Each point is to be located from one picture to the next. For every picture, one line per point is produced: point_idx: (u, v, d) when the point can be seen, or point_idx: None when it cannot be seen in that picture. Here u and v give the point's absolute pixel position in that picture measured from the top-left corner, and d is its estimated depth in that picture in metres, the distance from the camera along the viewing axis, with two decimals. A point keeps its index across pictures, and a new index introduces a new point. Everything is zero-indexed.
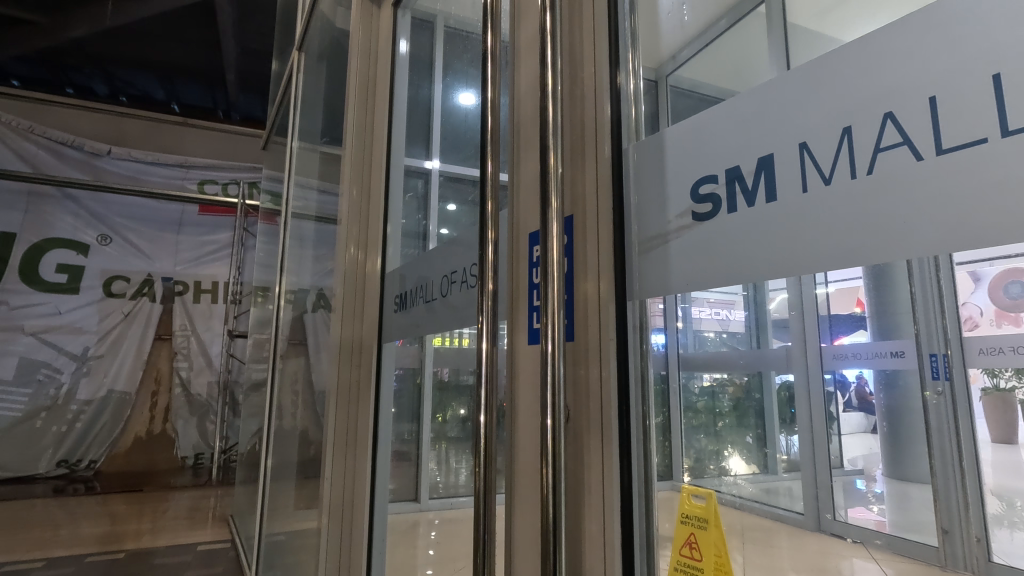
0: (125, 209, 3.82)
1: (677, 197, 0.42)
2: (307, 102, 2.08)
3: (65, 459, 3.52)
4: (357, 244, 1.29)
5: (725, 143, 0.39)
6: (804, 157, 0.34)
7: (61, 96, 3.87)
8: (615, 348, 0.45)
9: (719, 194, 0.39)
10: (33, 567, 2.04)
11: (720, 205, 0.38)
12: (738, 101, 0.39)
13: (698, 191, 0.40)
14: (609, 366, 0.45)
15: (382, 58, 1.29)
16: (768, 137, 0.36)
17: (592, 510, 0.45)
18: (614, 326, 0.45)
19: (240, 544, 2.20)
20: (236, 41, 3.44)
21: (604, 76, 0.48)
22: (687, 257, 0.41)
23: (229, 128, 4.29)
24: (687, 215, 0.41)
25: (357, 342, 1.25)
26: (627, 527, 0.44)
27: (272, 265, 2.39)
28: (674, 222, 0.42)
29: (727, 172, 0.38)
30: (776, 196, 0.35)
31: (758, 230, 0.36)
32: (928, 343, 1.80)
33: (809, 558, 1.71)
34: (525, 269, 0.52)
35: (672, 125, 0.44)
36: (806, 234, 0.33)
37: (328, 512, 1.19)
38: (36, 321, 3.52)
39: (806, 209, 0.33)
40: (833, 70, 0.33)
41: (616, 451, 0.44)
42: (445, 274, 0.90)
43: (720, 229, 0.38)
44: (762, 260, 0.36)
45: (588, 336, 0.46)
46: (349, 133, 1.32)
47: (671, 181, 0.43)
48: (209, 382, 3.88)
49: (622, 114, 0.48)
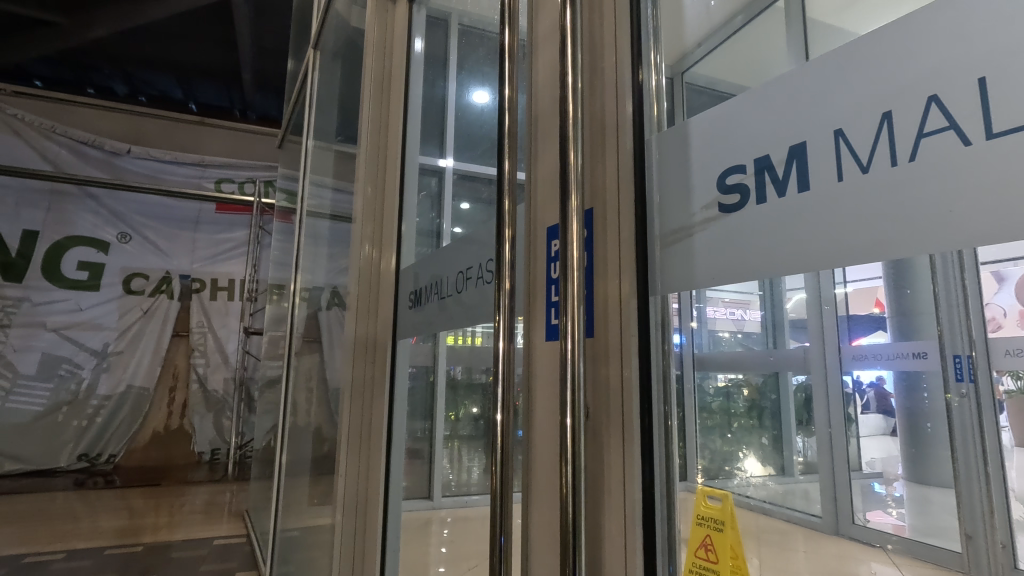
0: (145, 208, 3.88)
1: (703, 187, 0.41)
2: (322, 100, 2.09)
3: (85, 453, 3.58)
4: (371, 241, 1.28)
5: (752, 133, 0.37)
6: (838, 145, 0.32)
7: (82, 96, 3.94)
8: (636, 346, 0.44)
9: (748, 185, 0.37)
10: (55, 558, 2.08)
11: (748, 196, 0.37)
12: (768, 88, 0.37)
13: (725, 182, 0.39)
14: (630, 364, 0.44)
15: (397, 55, 1.29)
16: (801, 125, 0.34)
17: (613, 509, 0.44)
18: (637, 325, 0.44)
19: (255, 539, 2.22)
20: (252, 40, 3.47)
21: (625, 70, 0.47)
22: (711, 252, 0.39)
23: (245, 127, 4.33)
24: (713, 207, 0.40)
25: (371, 339, 1.24)
26: (648, 530, 0.42)
27: (288, 262, 2.41)
28: (698, 215, 0.41)
29: (756, 162, 0.37)
30: (808, 185, 0.33)
31: (788, 220, 0.34)
32: (952, 344, 1.75)
33: (827, 561, 1.69)
34: (543, 263, 0.51)
35: (697, 116, 0.43)
36: (838, 224, 0.32)
37: (342, 508, 1.18)
38: (58, 317, 3.58)
39: (841, 197, 0.32)
40: (870, 55, 0.32)
41: (638, 452, 0.43)
42: (460, 271, 0.89)
43: (749, 221, 0.37)
44: (795, 251, 0.34)
45: (609, 334, 0.45)
46: (365, 128, 1.30)
47: (696, 174, 0.41)
48: (225, 378, 3.92)
49: (644, 108, 0.47)
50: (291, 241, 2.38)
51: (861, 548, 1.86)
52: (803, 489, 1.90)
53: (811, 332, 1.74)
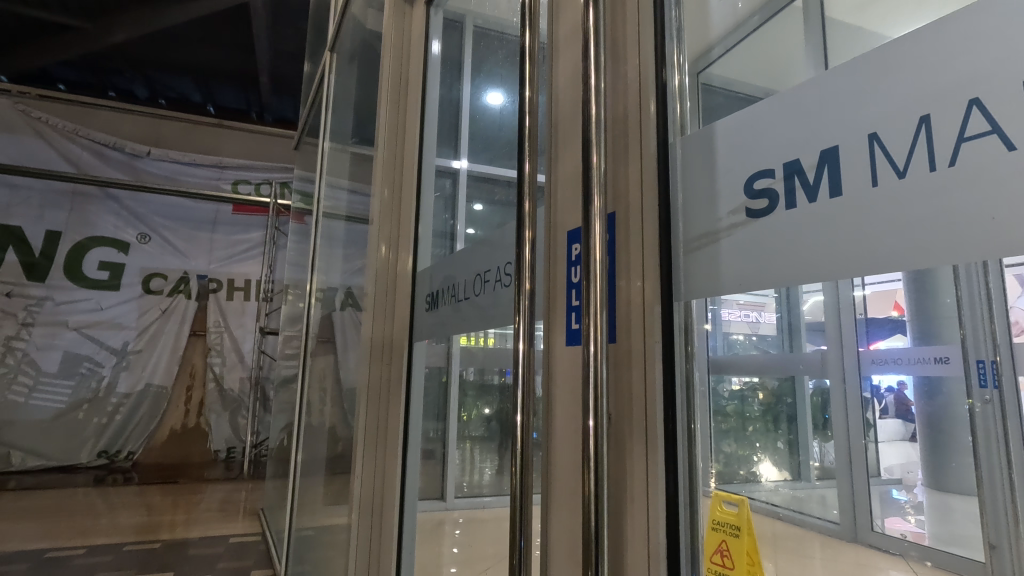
0: (164, 209, 3.94)
1: (730, 190, 0.40)
2: (338, 103, 2.11)
3: (105, 450, 3.64)
4: (388, 242, 1.29)
5: (782, 137, 0.37)
6: (873, 149, 0.31)
7: (104, 99, 4.02)
8: (661, 352, 0.43)
9: (776, 190, 0.36)
10: (76, 553, 2.12)
11: (777, 201, 0.36)
12: (800, 90, 0.36)
13: (753, 187, 0.38)
14: (653, 369, 0.43)
15: (414, 57, 1.29)
16: (833, 128, 0.34)
17: (637, 515, 0.43)
18: (661, 330, 0.43)
19: (271, 538, 2.24)
20: (269, 43, 3.51)
21: (649, 72, 0.47)
22: (738, 257, 0.39)
23: (262, 128, 4.37)
24: (739, 212, 0.39)
25: (388, 340, 1.24)
26: (673, 537, 0.42)
27: (303, 263, 2.43)
28: (724, 220, 0.40)
29: (784, 166, 0.36)
30: (841, 191, 0.33)
31: (818, 227, 0.34)
32: (975, 349, 1.72)
33: (845, 569, 1.66)
34: (563, 266, 0.51)
35: (724, 119, 0.42)
36: (873, 230, 0.31)
37: (358, 508, 1.19)
38: (79, 316, 3.64)
39: (876, 204, 0.31)
40: (906, 56, 0.31)
41: (662, 458, 0.42)
42: (478, 273, 0.88)
43: (779, 227, 0.36)
44: (825, 257, 0.33)
45: (632, 339, 0.45)
46: (383, 131, 1.31)
47: (722, 178, 0.41)
48: (241, 378, 3.96)
49: (667, 110, 0.46)
50: (307, 242, 2.39)
51: (879, 555, 1.82)
52: (820, 494, 1.86)
53: (828, 335, 1.73)
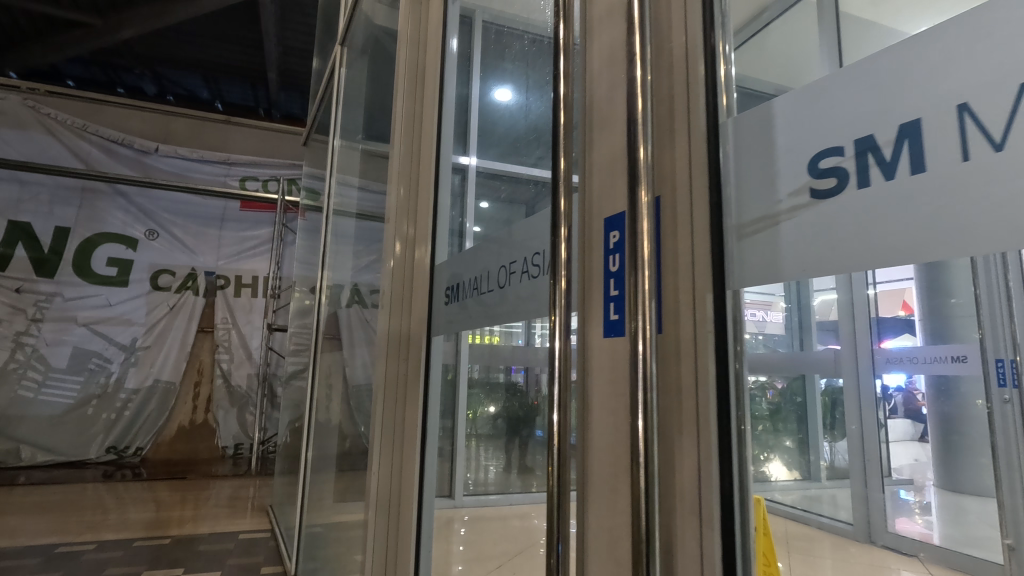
0: (172, 206, 3.95)
1: (791, 169, 0.38)
2: (347, 99, 2.10)
3: (113, 445, 3.65)
4: (404, 240, 1.26)
5: (851, 109, 0.34)
6: (963, 120, 0.29)
7: (112, 96, 4.02)
8: (713, 343, 0.42)
9: (846, 168, 0.34)
10: (86, 548, 2.12)
11: (847, 179, 0.34)
12: (874, 61, 0.34)
13: (817, 165, 0.36)
14: (705, 360, 0.41)
15: (431, 50, 1.27)
16: (913, 98, 0.31)
17: (690, 517, 0.41)
18: (712, 319, 0.42)
19: (280, 534, 2.23)
20: (278, 39, 3.50)
21: (697, 53, 0.45)
22: (801, 240, 0.37)
23: (269, 125, 4.37)
24: (803, 192, 0.37)
25: (405, 334, 1.23)
26: (728, 539, 0.40)
27: (312, 260, 2.42)
28: (785, 202, 0.38)
29: (855, 143, 0.34)
30: (924, 167, 0.30)
31: (892, 208, 0.32)
32: (994, 348, 1.72)
33: (860, 570, 1.64)
34: (600, 254, 0.49)
35: (781, 97, 0.40)
36: (967, 209, 0.29)
37: (375, 505, 1.17)
38: (88, 312, 3.65)
39: (968, 180, 0.29)
40: (1002, 18, 0.29)
41: (716, 454, 0.41)
42: (503, 264, 0.85)
43: (847, 207, 0.34)
44: (904, 237, 0.31)
45: (680, 330, 0.43)
46: (399, 125, 1.28)
47: (782, 158, 0.39)
48: (249, 374, 3.97)
49: (716, 90, 0.44)
50: (316, 239, 2.38)
51: (893, 556, 1.81)
52: (829, 495, 1.71)
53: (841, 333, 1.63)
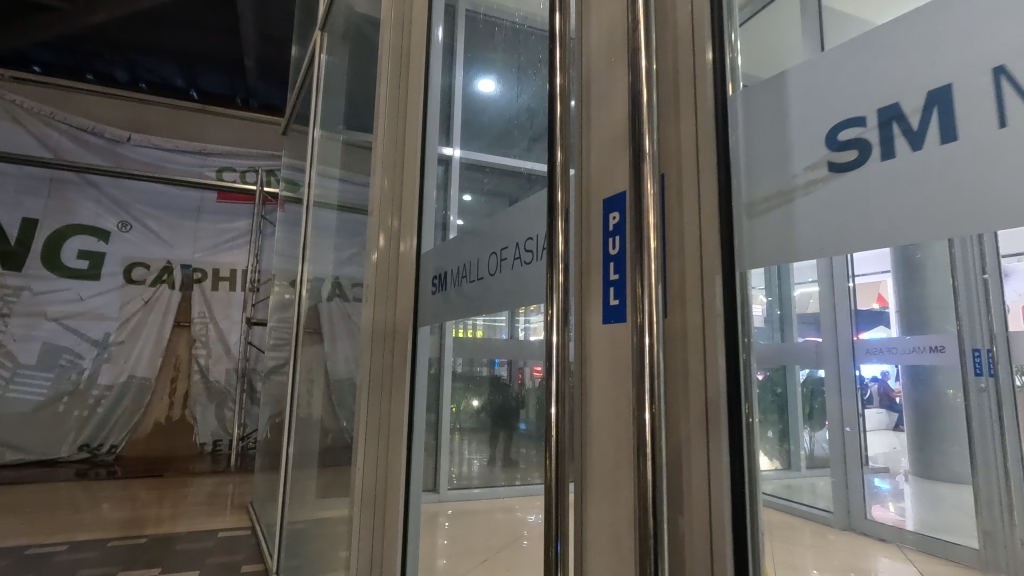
0: (146, 197, 3.84)
1: (806, 144, 0.37)
2: (328, 88, 2.05)
3: (86, 443, 3.55)
4: (388, 232, 1.24)
5: (873, 78, 0.33)
6: (1000, 85, 0.27)
7: (82, 82, 3.88)
8: (722, 328, 0.40)
9: (868, 139, 0.33)
10: (58, 549, 2.05)
11: (868, 151, 0.32)
12: (898, 28, 0.32)
13: (836, 138, 0.34)
14: (714, 345, 0.40)
15: (416, 38, 1.23)
16: (942, 65, 0.30)
17: (700, 510, 0.40)
18: (721, 303, 0.40)
19: (261, 531, 2.20)
20: (257, 27, 3.41)
21: (704, 24, 0.43)
22: (818, 218, 0.35)
23: (247, 115, 4.27)
24: (819, 167, 0.35)
25: (391, 326, 1.20)
26: (739, 532, 0.38)
27: (292, 254, 2.37)
28: (800, 178, 0.37)
29: (879, 113, 0.32)
30: (956, 135, 0.29)
31: (918, 182, 0.30)
32: (972, 339, 1.74)
33: (841, 558, 1.67)
34: (600, 236, 0.47)
35: (794, 69, 0.39)
36: (1003, 180, 0.27)
37: (359, 501, 1.16)
38: (59, 306, 3.53)
39: (1004, 148, 0.27)
40: None
41: (726, 443, 0.39)
42: (494, 251, 0.82)
43: (868, 180, 0.32)
44: (933, 211, 0.30)
45: (687, 314, 0.41)
46: (383, 114, 1.27)
47: (796, 132, 0.37)
48: (228, 369, 3.89)
49: (724, 64, 0.43)
50: (295, 232, 2.33)
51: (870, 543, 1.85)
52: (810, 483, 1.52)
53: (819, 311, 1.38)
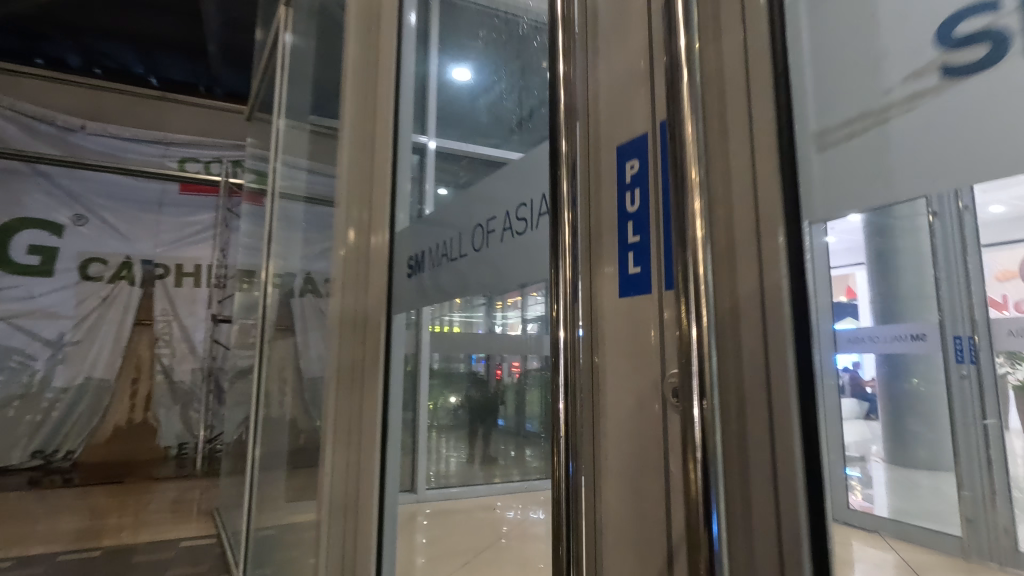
0: (102, 188, 3.63)
1: (903, 52, 0.30)
2: (293, 72, 1.93)
3: (40, 450, 3.35)
4: (357, 226, 1.13)
5: None
6: None
7: (30, 67, 3.63)
8: (789, 282, 0.33)
9: (1007, 27, 0.26)
10: (4, 565, 1.90)
11: (1009, 42, 0.26)
12: None
13: (952, 34, 0.28)
14: (784, 303, 0.33)
15: (387, 17, 1.16)
16: None
17: (763, 509, 0.33)
18: (787, 253, 0.33)
19: (227, 539, 2.08)
20: (219, 10, 3.21)
21: None
22: (927, 137, 0.29)
23: (211, 104, 4.07)
24: (930, 73, 0.29)
25: (362, 315, 1.10)
26: (814, 527, 0.32)
27: (258, 247, 2.25)
28: (897, 91, 0.30)
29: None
30: None
31: None
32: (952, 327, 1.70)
33: None
34: (616, 185, 0.43)
35: None
36: None
37: (328, 508, 1.04)
38: (8, 305, 3.32)
39: None
40: None
41: (797, 420, 0.32)
42: (478, 224, 0.82)
43: (1005, 79, 0.26)
44: None
45: (744, 269, 0.35)
46: (348, 95, 1.15)
47: (889, 40, 0.31)
48: (193, 369, 3.72)
49: None
50: (261, 224, 2.21)
51: None
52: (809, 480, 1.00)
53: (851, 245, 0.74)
